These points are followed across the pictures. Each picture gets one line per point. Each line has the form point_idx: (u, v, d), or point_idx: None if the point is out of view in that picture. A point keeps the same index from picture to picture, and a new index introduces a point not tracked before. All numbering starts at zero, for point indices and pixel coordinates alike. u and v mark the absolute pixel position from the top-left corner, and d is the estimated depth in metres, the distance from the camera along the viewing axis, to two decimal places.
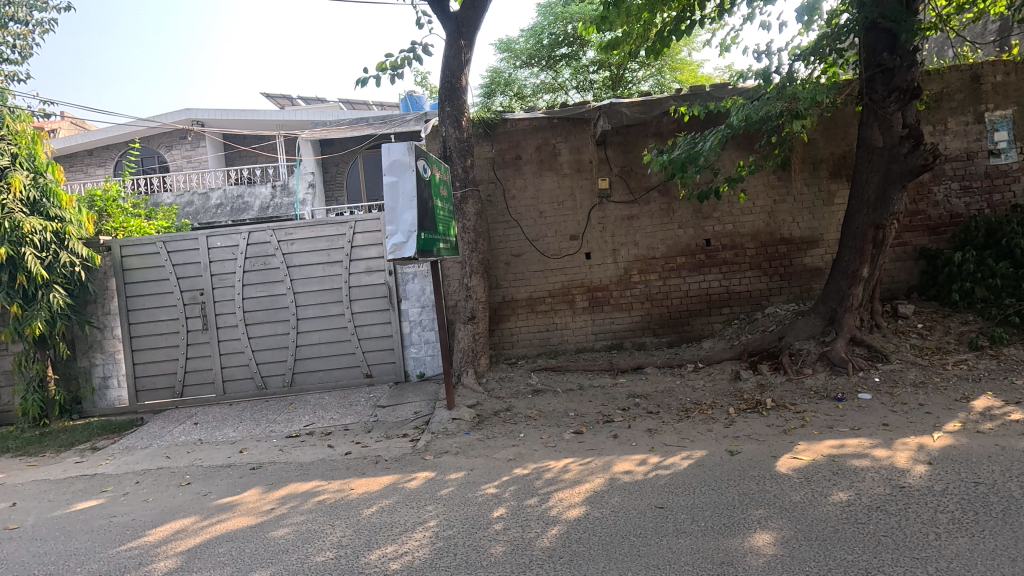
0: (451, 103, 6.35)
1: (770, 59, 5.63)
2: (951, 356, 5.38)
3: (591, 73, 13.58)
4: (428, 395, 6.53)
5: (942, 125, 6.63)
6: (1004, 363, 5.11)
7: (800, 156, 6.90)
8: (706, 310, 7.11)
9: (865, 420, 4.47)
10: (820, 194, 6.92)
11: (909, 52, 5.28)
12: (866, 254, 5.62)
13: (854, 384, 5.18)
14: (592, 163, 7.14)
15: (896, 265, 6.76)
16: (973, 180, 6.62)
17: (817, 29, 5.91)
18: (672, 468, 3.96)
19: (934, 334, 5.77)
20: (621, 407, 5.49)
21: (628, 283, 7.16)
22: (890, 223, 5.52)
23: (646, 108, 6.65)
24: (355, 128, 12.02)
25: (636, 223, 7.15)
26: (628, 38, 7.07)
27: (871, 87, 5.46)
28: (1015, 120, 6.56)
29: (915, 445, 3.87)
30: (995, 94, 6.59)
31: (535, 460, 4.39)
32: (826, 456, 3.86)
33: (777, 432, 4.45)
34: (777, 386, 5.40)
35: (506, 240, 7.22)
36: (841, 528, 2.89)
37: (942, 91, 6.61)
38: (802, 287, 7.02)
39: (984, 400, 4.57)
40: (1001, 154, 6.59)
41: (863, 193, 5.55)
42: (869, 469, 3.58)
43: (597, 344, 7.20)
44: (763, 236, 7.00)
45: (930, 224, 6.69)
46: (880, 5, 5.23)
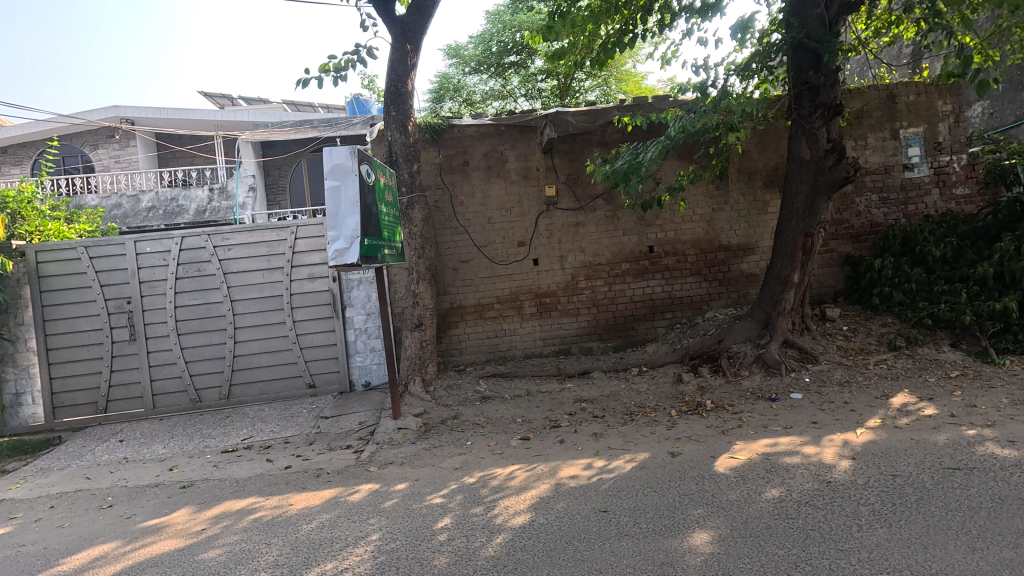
0: (397, 108, 6.25)
1: (707, 73, 5.86)
2: (873, 356, 5.74)
3: (540, 82, 13.77)
4: (374, 404, 6.38)
5: (863, 140, 7.09)
6: (919, 362, 5.50)
7: (736, 167, 7.22)
8: (650, 315, 7.29)
9: (796, 419, 4.70)
10: (755, 204, 7.25)
11: (832, 71, 5.59)
12: (796, 260, 5.92)
13: (788, 384, 5.44)
14: (539, 170, 7.21)
15: (824, 271, 7.16)
16: (891, 191, 7.11)
17: (751, 46, 6.21)
18: (616, 472, 4.02)
19: (858, 335, 6.15)
20: (568, 411, 5.55)
21: (576, 289, 7.26)
22: (818, 232, 5.85)
23: (592, 118, 6.78)
24: (299, 130, 11.65)
25: (583, 230, 7.26)
26: (573, 49, 7.14)
27: (799, 103, 5.75)
28: (926, 137, 7.10)
29: (841, 441, 4.10)
30: (909, 113, 7.10)
31: (481, 468, 4.36)
32: (761, 454, 4.03)
33: (717, 432, 4.61)
34: (717, 389, 5.60)
35: (454, 246, 7.18)
36: (773, 524, 3.02)
37: (863, 109, 7.09)
38: (740, 292, 7.32)
39: (901, 397, 4.89)
40: (915, 167, 7.10)
41: (794, 203, 5.85)
42: (800, 465, 3.76)
43: (546, 350, 7.25)
44: (703, 243, 7.25)
45: (854, 232, 7.13)
46: (806, 26, 5.53)
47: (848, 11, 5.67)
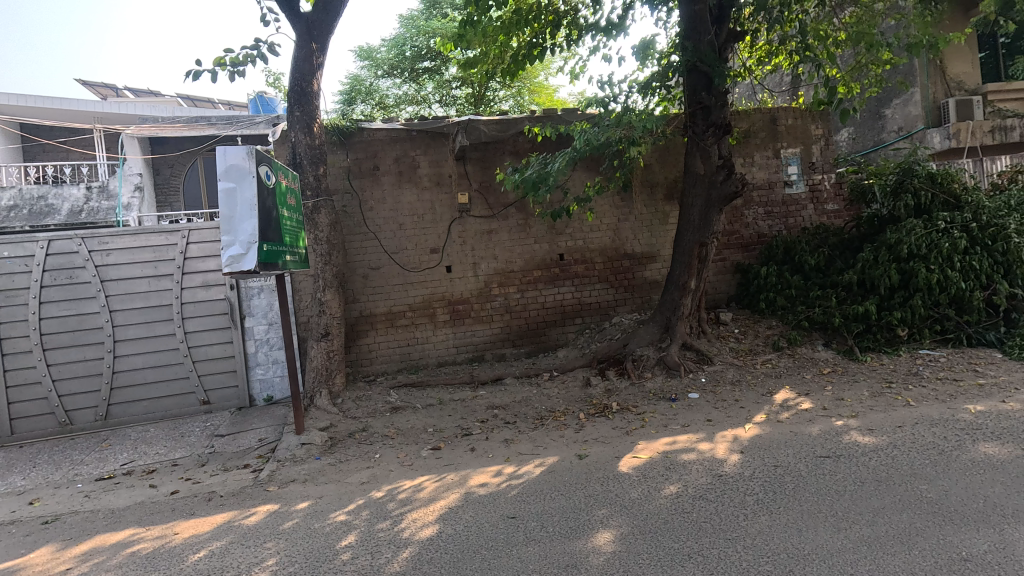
0: (301, 108, 5.98)
1: (611, 89, 6.13)
2: (760, 356, 6.25)
3: (454, 89, 13.80)
4: (276, 419, 6.02)
5: (750, 158, 7.73)
6: (798, 361, 6.05)
7: (639, 179, 7.60)
8: (561, 321, 7.47)
9: (693, 417, 5.00)
10: (657, 214, 7.66)
11: (721, 93, 6.05)
12: (693, 268, 6.33)
13: (686, 384, 5.79)
14: (452, 177, 7.19)
15: (718, 278, 7.71)
16: (774, 206, 7.80)
17: (651, 66, 6.58)
18: (525, 477, 4.06)
19: (747, 337, 6.67)
20: (480, 419, 5.54)
21: (488, 296, 7.29)
22: (712, 242, 6.28)
23: (503, 127, 6.85)
24: (193, 127, 10.84)
25: (495, 237, 7.32)
26: (485, 58, 7.17)
27: (694, 122, 6.16)
28: (802, 157, 7.86)
29: (731, 437, 4.42)
30: (788, 135, 7.83)
31: (390, 481, 4.24)
32: (661, 453, 4.24)
33: (622, 433, 4.79)
34: (622, 391, 5.85)
35: (363, 252, 6.97)
36: (670, 519, 3.17)
37: (749, 129, 7.74)
38: (644, 298, 7.69)
39: (783, 393, 5.35)
40: (793, 184, 7.84)
41: (690, 215, 6.26)
42: (695, 461, 4.01)
43: (459, 357, 7.21)
44: (609, 251, 7.56)
45: (743, 242, 7.74)
46: (699, 50, 5.95)
47: (735, 39, 6.17)
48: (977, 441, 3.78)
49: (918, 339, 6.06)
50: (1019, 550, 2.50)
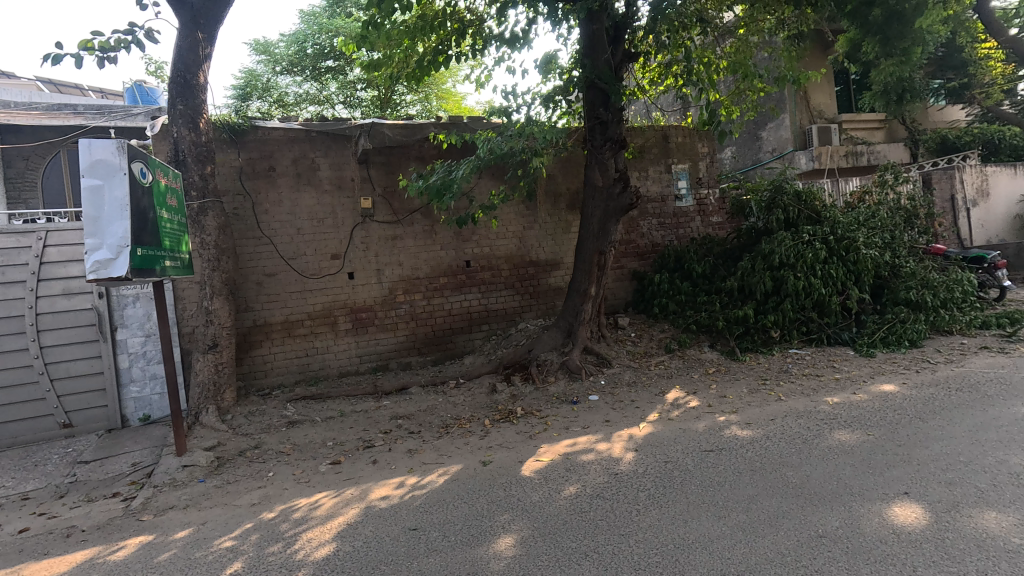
0: (184, 101, 5.52)
1: (514, 100, 6.27)
2: (654, 358, 6.65)
3: (359, 91, 13.42)
4: (154, 441, 5.47)
5: (645, 172, 8.23)
6: (687, 362, 6.50)
7: (543, 189, 7.83)
8: (467, 327, 7.47)
9: (593, 418, 5.21)
10: (560, 223, 7.92)
11: (618, 109, 6.38)
12: (593, 275, 6.60)
13: (587, 387, 6.02)
14: (354, 181, 6.96)
15: (617, 285, 8.10)
16: (666, 217, 8.34)
17: (553, 80, 6.80)
18: (428, 487, 4.00)
19: (643, 340, 7.07)
20: (384, 429, 5.39)
21: (393, 303, 7.13)
22: (610, 250, 6.59)
23: (408, 132, 6.76)
24: (55, 116, 9.64)
25: (400, 243, 7.18)
26: (389, 61, 7.05)
27: (593, 136, 6.45)
28: (690, 173, 8.49)
29: (627, 436, 4.65)
30: (679, 151, 8.42)
31: (284, 500, 4.00)
32: (562, 455, 4.36)
33: (525, 437, 4.88)
34: (527, 396, 5.96)
35: (257, 258, 6.56)
36: (568, 519, 3.27)
37: (644, 145, 8.24)
38: (548, 304, 7.89)
39: (674, 392, 5.72)
40: (683, 197, 8.44)
41: (590, 224, 6.53)
42: (593, 461, 4.17)
43: (362, 367, 6.98)
44: (515, 258, 7.69)
45: (639, 251, 8.20)
46: (597, 68, 6.24)
47: (629, 60, 6.55)
48: (833, 429, 4.27)
49: (788, 339, 6.74)
50: (864, 523, 2.84)
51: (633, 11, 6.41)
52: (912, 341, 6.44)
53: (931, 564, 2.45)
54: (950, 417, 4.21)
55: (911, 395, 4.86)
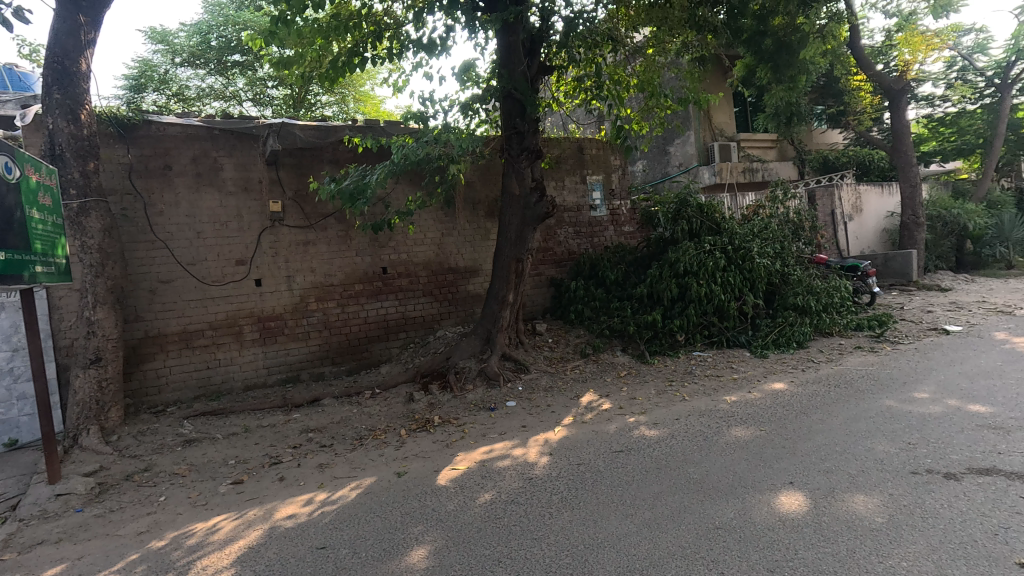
0: (61, 90, 4.99)
1: (432, 107, 6.25)
2: (570, 363, 6.83)
3: (270, 89, 12.78)
4: (22, 468, 4.86)
5: (561, 182, 8.47)
6: (601, 366, 6.73)
7: (462, 196, 7.83)
8: (384, 336, 7.28)
9: (509, 424, 5.26)
10: (479, 230, 7.95)
11: (534, 120, 6.53)
12: (510, 282, 6.68)
13: (504, 394, 6.08)
14: (261, 183, 6.61)
15: (535, 292, 8.25)
16: (582, 226, 8.62)
17: (471, 88, 6.84)
18: (339, 502, 3.85)
19: (559, 346, 7.24)
20: (292, 444, 5.13)
21: (304, 311, 6.82)
22: (527, 257, 6.70)
23: (321, 133, 6.52)
24: None
25: (312, 249, 6.90)
26: (301, 60, 6.78)
27: (510, 145, 6.54)
28: (604, 184, 8.83)
29: (542, 440, 4.73)
30: (593, 163, 8.74)
31: (178, 526, 3.70)
32: (478, 462, 4.36)
33: (442, 446, 4.83)
34: (444, 404, 5.91)
35: (149, 263, 6.04)
36: (483, 527, 3.27)
37: (560, 156, 8.47)
38: (467, 311, 7.88)
39: (588, 396, 5.90)
40: (597, 207, 8.76)
41: (508, 232, 6.61)
42: (509, 467, 4.21)
43: (270, 379, 6.60)
44: (433, 265, 7.62)
45: (556, 259, 8.41)
46: (513, 79, 6.36)
47: (545, 73, 6.74)
48: (731, 426, 4.58)
49: (692, 342, 7.16)
50: (754, 512, 3.07)
51: (547, 26, 6.60)
52: (798, 343, 7.06)
53: (810, 546, 2.68)
54: (829, 411, 4.65)
55: (797, 392, 5.32)
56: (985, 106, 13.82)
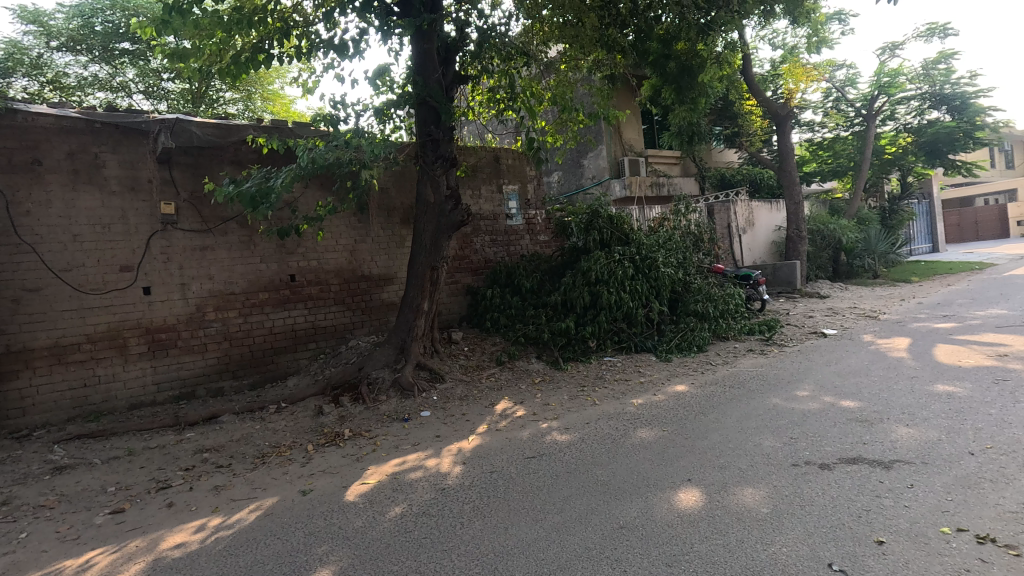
0: None
1: (344, 110, 6.08)
2: (485, 371, 6.85)
3: (165, 81, 11.82)
4: None
5: (477, 190, 8.51)
6: (516, 373, 6.81)
7: (375, 202, 7.65)
8: (291, 346, 6.91)
9: (423, 435, 5.18)
10: (393, 237, 7.79)
11: (449, 128, 6.54)
12: (425, 290, 6.59)
13: (418, 404, 5.98)
14: (152, 182, 6.10)
15: (451, 300, 8.21)
16: (498, 234, 8.70)
17: (385, 93, 6.72)
18: (236, 526, 3.60)
19: (475, 354, 7.24)
20: (185, 466, 4.73)
21: (201, 322, 6.33)
22: (442, 265, 6.65)
23: (221, 132, 6.12)
24: None
25: (211, 255, 6.44)
26: (199, 53, 6.35)
27: (424, 152, 6.49)
28: (520, 194, 8.97)
29: (456, 449, 4.70)
30: (509, 173, 8.86)
31: (42, 565, 3.29)
32: (389, 475, 4.25)
33: (351, 460, 4.66)
34: (355, 417, 5.72)
35: (13, 270, 5.36)
36: (391, 542, 3.19)
37: (476, 164, 8.52)
38: (381, 320, 7.68)
39: (503, 403, 5.94)
40: (513, 217, 8.88)
41: (422, 240, 6.53)
42: (421, 478, 4.13)
43: (161, 396, 6.06)
44: (345, 273, 7.36)
45: (473, 267, 8.42)
46: (428, 86, 6.34)
47: (460, 82, 6.77)
48: (637, 428, 4.79)
49: (603, 348, 7.44)
50: (655, 510, 3.22)
51: (463, 35, 6.65)
52: (699, 346, 7.54)
53: (704, 539, 2.85)
54: (724, 410, 4.99)
55: (697, 393, 5.67)
56: (855, 133, 15.56)
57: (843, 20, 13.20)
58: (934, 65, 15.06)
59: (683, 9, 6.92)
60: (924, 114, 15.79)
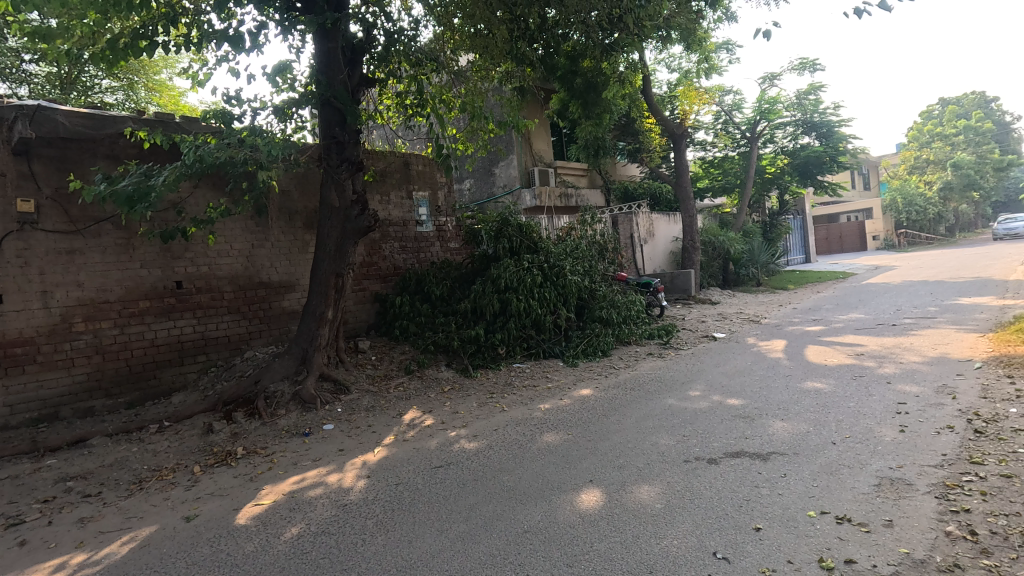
0: None
1: (239, 107, 5.73)
2: (393, 381, 6.69)
3: (26, 63, 10.48)
4: None
5: (386, 196, 8.34)
6: (425, 382, 6.72)
7: (275, 205, 7.25)
8: (177, 359, 6.33)
9: (325, 449, 4.95)
10: (295, 242, 7.42)
11: (355, 132, 6.36)
12: (329, 298, 6.32)
13: (321, 417, 5.72)
14: (5, 176, 5.38)
15: (358, 308, 7.95)
16: (407, 241, 8.56)
17: (287, 91, 6.41)
18: (105, 561, 3.23)
19: (383, 363, 7.06)
20: (43, 498, 4.18)
21: (67, 334, 5.63)
22: (348, 272, 6.41)
23: (94, 123, 5.53)
24: None
25: (80, 259, 5.76)
26: (67, 34, 5.71)
27: (329, 154, 6.25)
28: (430, 200, 8.89)
29: (360, 463, 4.54)
30: (419, 179, 8.76)
31: None
32: (286, 494, 4.01)
33: (244, 480, 4.35)
34: (251, 433, 5.35)
35: None
36: (286, 565, 3.01)
37: (385, 169, 8.35)
38: (281, 329, 7.27)
39: (411, 413, 5.82)
40: (423, 223, 8.78)
41: (326, 245, 6.27)
42: (321, 496, 3.94)
43: (14, 420, 5.31)
44: (241, 279, 6.89)
45: (381, 273, 8.22)
46: (332, 87, 6.13)
47: (366, 85, 6.60)
48: (543, 432, 4.89)
49: (512, 355, 7.53)
50: (559, 512, 3.30)
51: (370, 37, 6.50)
52: (603, 351, 7.84)
53: (604, 537, 2.96)
54: (625, 412, 5.23)
55: (600, 396, 5.90)
56: (741, 153, 17.04)
57: (731, 49, 14.43)
58: (805, 95, 16.90)
59: (588, 28, 7.05)
60: (797, 139, 17.66)
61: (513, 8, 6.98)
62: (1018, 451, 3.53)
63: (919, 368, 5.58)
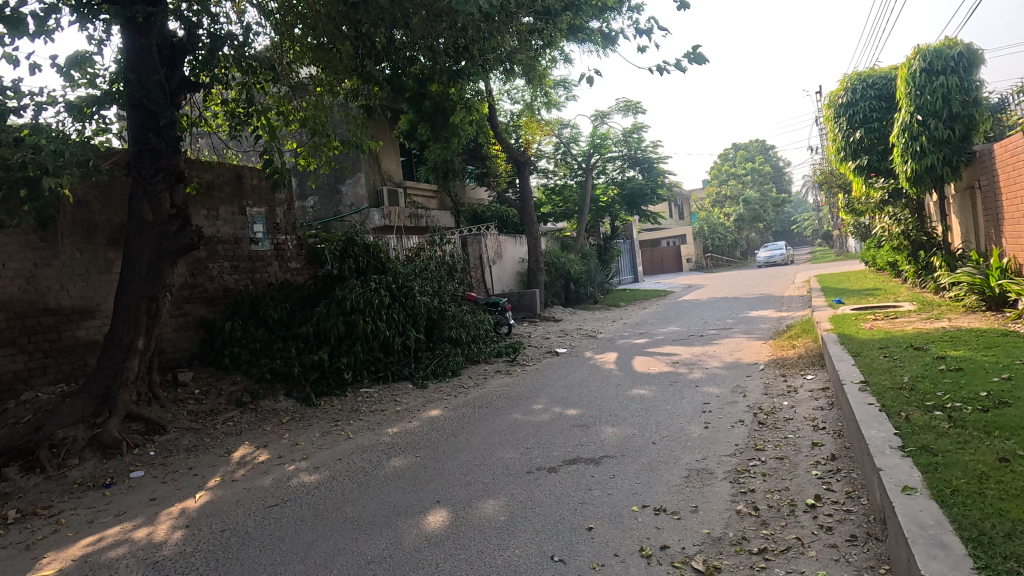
0: None
1: (17, 101, 4.85)
2: (221, 416, 6.05)
3: None
4: None
5: (214, 210, 7.58)
6: (259, 415, 6.16)
7: (68, 218, 6.20)
8: None
9: (132, 500, 4.28)
10: (95, 261, 6.37)
11: (172, 138, 5.71)
12: (140, 325, 5.48)
13: (127, 464, 4.96)
14: None
15: (178, 335, 7.05)
16: (239, 260, 7.82)
17: (84, 86, 5.55)
18: None
19: (208, 397, 6.32)
20: None
21: None
22: (164, 296, 5.64)
23: None
24: None
25: None
26: None
27: (139, 162, 5.52)
28: (267, 217, 8.25)
29: (177, 512, 4.00)
30: (254, 194, 8.10)
31: None
32: (77, 560, 3.38)
33: (18, 550, 3.58)
34: (28, 492, 4.44)
35: None
36: None
37: (213, 182, 7.61)
38: (75, 364, 6.12)
39: (242, 449, 5.28)
40: (259, 242, 8.11)
41: (135, 265, 5.46)
42: (124, 555, 3.39)
43: None
44: (17, 305, 5.71)
45: (207, 296, 7.40)
46: (146, 87, 5.47)
47: (188, 89, 6.01)
48: (390, 457, 4.77)
49: (359, 379, 7.26)
50: (404, 538, 3.23)
51: (193, 37, 5.94)
52: (453, 370, 7.90)
53: (449, 556, 2.98)
54: (473, 429, 5.35)
55: (449, 416, 5.93)
56: (578, 182, 18.57)
57: (567, 87, 15.78)
58: (631, 134, 19.11)
59: (435, 54, 7.34)
60: (625, 172, 19.79)
61: (358, 26, 6.88)
62: (788, 436, 4.31)
63: (719, 372, 6.54)
